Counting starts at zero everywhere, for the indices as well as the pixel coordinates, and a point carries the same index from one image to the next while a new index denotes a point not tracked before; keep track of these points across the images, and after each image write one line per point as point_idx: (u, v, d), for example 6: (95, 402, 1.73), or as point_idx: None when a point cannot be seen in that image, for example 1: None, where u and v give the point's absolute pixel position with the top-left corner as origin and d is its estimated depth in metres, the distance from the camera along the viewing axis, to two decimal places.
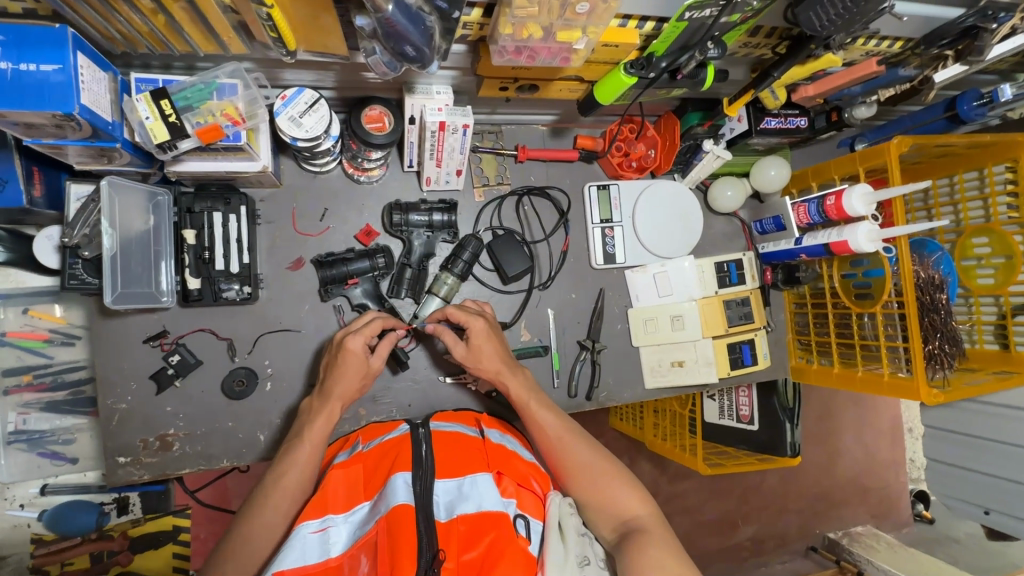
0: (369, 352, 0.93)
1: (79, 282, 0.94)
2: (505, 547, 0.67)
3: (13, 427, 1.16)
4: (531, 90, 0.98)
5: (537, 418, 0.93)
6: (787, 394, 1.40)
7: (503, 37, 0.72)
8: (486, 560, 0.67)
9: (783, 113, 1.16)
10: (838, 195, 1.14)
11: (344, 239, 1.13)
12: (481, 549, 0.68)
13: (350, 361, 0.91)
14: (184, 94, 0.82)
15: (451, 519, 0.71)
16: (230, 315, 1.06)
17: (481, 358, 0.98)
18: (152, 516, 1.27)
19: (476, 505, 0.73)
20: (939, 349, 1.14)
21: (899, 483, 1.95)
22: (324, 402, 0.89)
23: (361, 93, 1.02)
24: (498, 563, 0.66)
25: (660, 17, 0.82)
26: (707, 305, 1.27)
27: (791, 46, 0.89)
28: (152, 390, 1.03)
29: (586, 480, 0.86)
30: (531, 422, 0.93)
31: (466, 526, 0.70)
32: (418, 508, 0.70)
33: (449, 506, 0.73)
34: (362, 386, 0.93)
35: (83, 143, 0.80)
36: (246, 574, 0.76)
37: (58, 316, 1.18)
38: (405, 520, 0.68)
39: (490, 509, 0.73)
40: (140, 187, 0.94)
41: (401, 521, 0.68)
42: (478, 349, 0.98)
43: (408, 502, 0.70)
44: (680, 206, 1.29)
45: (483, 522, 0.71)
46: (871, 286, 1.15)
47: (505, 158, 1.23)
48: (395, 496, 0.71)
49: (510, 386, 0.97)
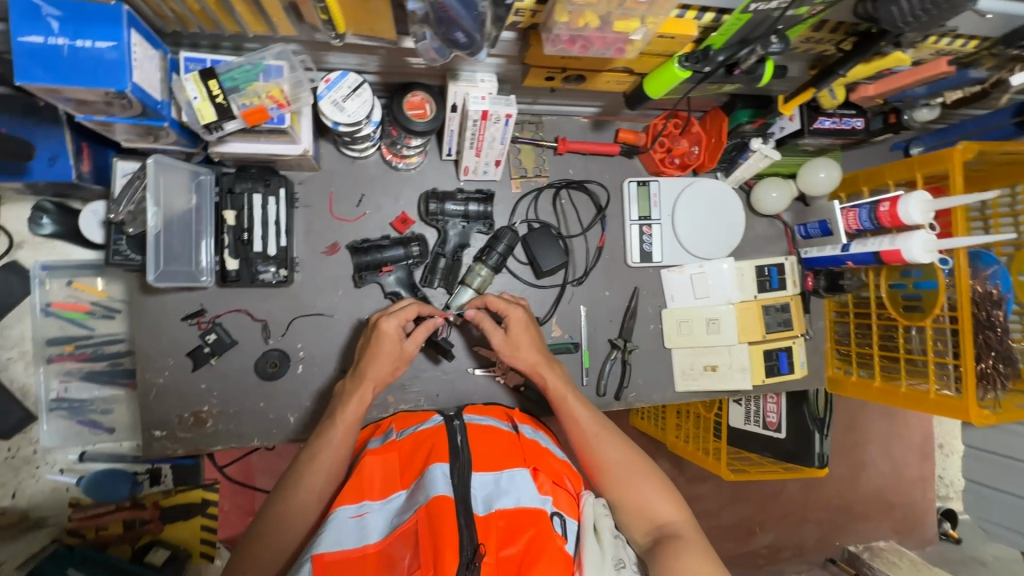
0: (404, 336, 0.93)
1: (123, 259, 0.96)
2: (544, 545, 0.67)
3: (56, 394, 1.20)
4: (577, 81, 0.95)
5: (572, 412, 0.92)
6: (817, 403, 1.34)
7: (558, 26, 0.70)
8: (526, 557, 0.66)
9: (838, 113, 1.11)
10: (893, 201, 1.09)
11: (379, 226, 1.12)
12: (520, 545, 0.67)
13: (385, 343, 0.91)
14: (231, 74, 0.81)
15: (490, 514, 0.70)
16: (265, 297, 1.07)
17: (519, 348, 0.97)
18: (182, 487, 1.31)
19: (514, 500, 0.72)
20: (993, 368, 1.09)
21: (926, 500, 1.88)
22: (360, 380, 0.89)
23: (404, 78, 1.00)
24: (538, 561, 0.65)
25: (722, 9, 0.77)
26: (746, 310, 1.24)
27: (858, 43, 0.84)
28: (188, 366, 1.04)
29: (620, 479, 0.84)
30: (566, 416, 0.92)
31: (505, 521, 0.70)
32: (457, 501, 0.70)
33: (488, 500, 0.72)
34: (395, 370, 0.92)
35: (132, 121, 0.81)
36: (284, 553, 0.78)
37: (99, 289, 1.20)
38: (445, 512, 0.67)
39: (528, 505, 0.72)
40: (184, 166, 0.95)
41: (441, 513, 0.67)
42: (516, 339, 0.97)
43: (447, 494, 0.70)
44: (722, 206, 1.25)
45: (521, 518, 0.70)
46: (921, 298, 1.10)
47: (544, 150, 1.20)
48: (434, 487, 0.71)
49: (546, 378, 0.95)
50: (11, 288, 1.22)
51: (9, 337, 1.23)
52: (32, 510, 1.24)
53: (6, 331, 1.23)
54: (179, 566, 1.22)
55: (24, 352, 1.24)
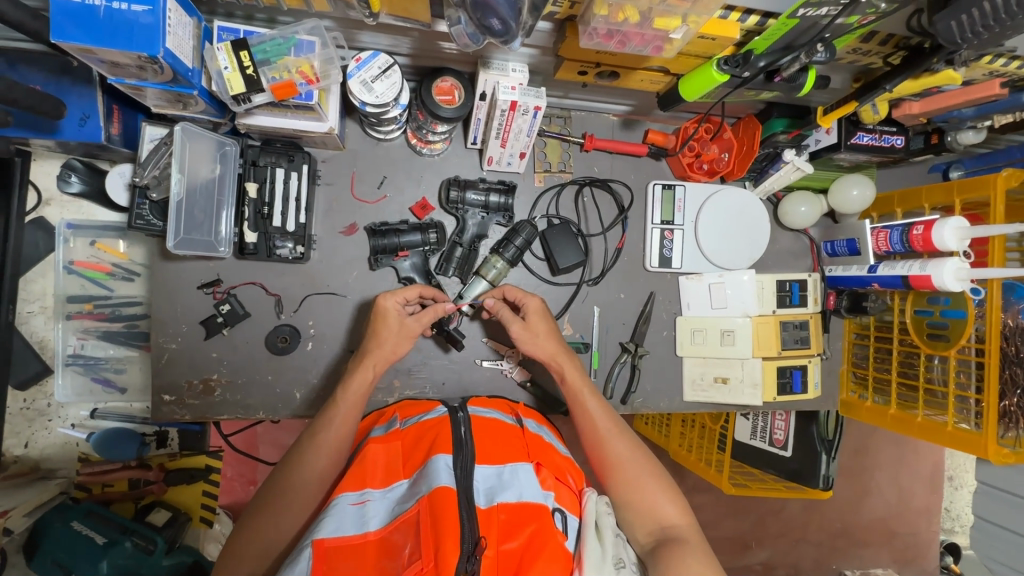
0: (406, 314, 0.93)
1: (145, 223, 0.97)
2: (545, 542, 0.66)
3: (72, 350, 1.22)
4: (611, 78, 0.93)
5: (585, 405, 0.91)
6: (827, 425, 1.32)
7: (597, 18, 0.68)
8: (527, 552, 0.65)
9: (878, 129, 1.07)
10: (927, 225, 1.05)
11: (399, 210, 1.12)
12: (520, 541, 0.66)
13: (389, 320, 0.91)
14: (263, 47, 0.81)
15: (491, 506, 0.70)
16: (281, 272, 1.07)
17: (537, 336, 0.97)
18: (186, 451, 1.33)
19: (516, 495, 0.72)
20: (1018, 406, 1.03)
21: (929, 532, 1.82)
22: (364, 354, 0.90)
23: (434, 63, 0.99)
24: (537, 559, 0.63)
25: (767, 12, 0.76)
26: (763, 324, 1.21)
27: (908, 57, 0.81)
28: (201, 334, 1.05)
29: (629, 477, 0.83)
30: (579, 409, 0.91)
31: (506, 515, 0.69)
32: (459, 492, 0.69)
33: (490, 493, 0.72)
34: (396, 347, 0.91)
35: (163, 87, 0.81)
36: (287, 536, 0.77)
37: (121, 251, 1.21)
38: (447, 502, 0.66)
39: (530, 501, 0.72)
40: (209, 135, 0.95)
41: (443, 503, 0.66)
42: (535, 326, 0.97)
43: (450, 485, 0.69)
44: (748, 216, 1.22)
45: (523, 513, 0.69)
46: (947, 327, 1.06)
47: (571, 145, 1.19)
48: (438, 477, 0.70)
49: (564, 368, 0.95)
50: (36, 243, 1.24)
51: (31, 291, 1.26)
52: (43, 462, 1.27)
53: (30, 285, 1.25)
54: (178, 530, 1.23)
55: (45, 306, 1.26)
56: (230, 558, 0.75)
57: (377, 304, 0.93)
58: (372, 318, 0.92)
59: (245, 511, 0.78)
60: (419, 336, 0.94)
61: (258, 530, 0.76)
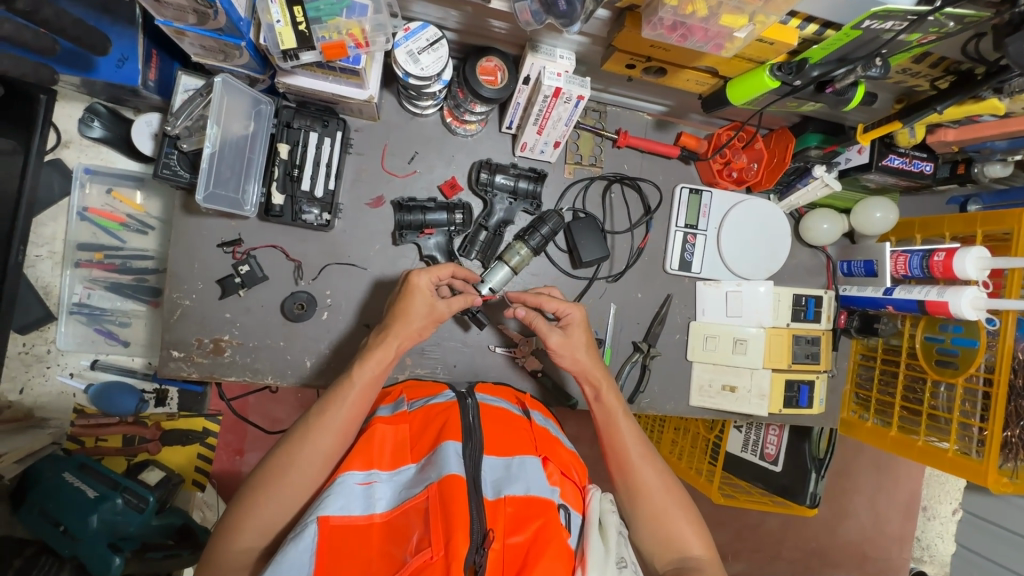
0: (438, 296, 0.90)
1: (171, 173, 0.95)
2: (552, 536, 0.64)
3: (79, 299, 1.26)
4: (657, 74, 0.93)
5: (618, 429, 0.89)
6: (820, 444, 1.32)
7: (665, 8, 0.68)
8: (533, 547, 0.64)
9: (909, 154, 1.08)
10: (949, 252, 1.06)
11: (426, 187, 1.11)
12: (527, 534, 0.65)
13: (418, 300, 0.88)
14: (316, 4, 0.78)
15: (499, 499, 0.68)
16: (303, 238, 1.06)
17: (576, 348, 0.93)
18: (186, 413, 1.32)
19: (524, 487, 0.70)
20: (1019, 437, 1.04)
21: (901, 559, 1.83)
22: (394, 326, 0.87)
23: (480, 41, 0.98)
24: (542, 555, 0.62)
25: (827, 22, 0.76)
26: (776, 337, 1.24)
27: (958, 81, 0.82)
28: (216, 293, 1.04)
29: (655, 506, 0.82)
30: (608, 430, 0.89)
31: (513, 508, 0.67)
32: (468, 482, 0.68)
33: (497, 486, 0.70)
34: (424, 328, 0.89)
35: (210, 35, 0.81)
36: (286, 515, 0.75)
37: (137, 202, 1.25)
38: (457, 491, 0.65)
39: (537, 495, 0.70)
40: (248, 92, 0.93)
41: (453, 491, 0.65)
42: (575, 338, 0.93)
43: (459, 474, 0.68)
44: (771, 227, 1.23)
45: (530, 507, 0.68)
46: (957, 355, 1.07)
47: (603, 140, 1.18)
48: (447, 464, 0.69)
49: (598, 386, 0.92)
50: (51, 185, 1.24)
51: (41, 234, 1.26)
52: (37, 409, 1.26)
53: (40, 228, 1.25)
54: (169, 491, 1.21)
55: (53, 252, 1.26)
56: (227, 531, 0.73)
57: (409, 279, 0.90)
58: (402, 295, 0.88)
59: (242, 487, 0.77)
60: (446, 321, 0.91)
61: (256, 509, 0.74)
